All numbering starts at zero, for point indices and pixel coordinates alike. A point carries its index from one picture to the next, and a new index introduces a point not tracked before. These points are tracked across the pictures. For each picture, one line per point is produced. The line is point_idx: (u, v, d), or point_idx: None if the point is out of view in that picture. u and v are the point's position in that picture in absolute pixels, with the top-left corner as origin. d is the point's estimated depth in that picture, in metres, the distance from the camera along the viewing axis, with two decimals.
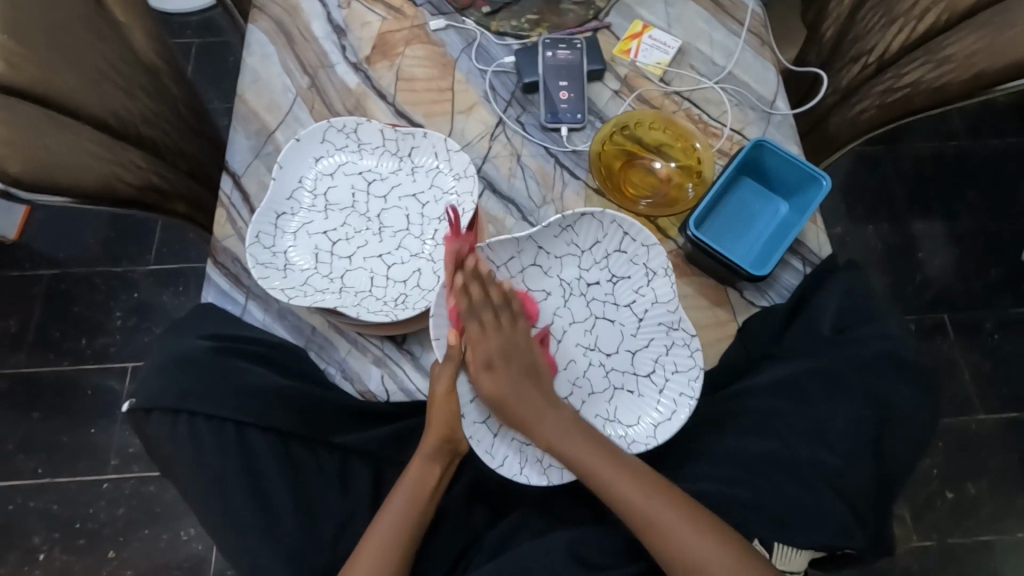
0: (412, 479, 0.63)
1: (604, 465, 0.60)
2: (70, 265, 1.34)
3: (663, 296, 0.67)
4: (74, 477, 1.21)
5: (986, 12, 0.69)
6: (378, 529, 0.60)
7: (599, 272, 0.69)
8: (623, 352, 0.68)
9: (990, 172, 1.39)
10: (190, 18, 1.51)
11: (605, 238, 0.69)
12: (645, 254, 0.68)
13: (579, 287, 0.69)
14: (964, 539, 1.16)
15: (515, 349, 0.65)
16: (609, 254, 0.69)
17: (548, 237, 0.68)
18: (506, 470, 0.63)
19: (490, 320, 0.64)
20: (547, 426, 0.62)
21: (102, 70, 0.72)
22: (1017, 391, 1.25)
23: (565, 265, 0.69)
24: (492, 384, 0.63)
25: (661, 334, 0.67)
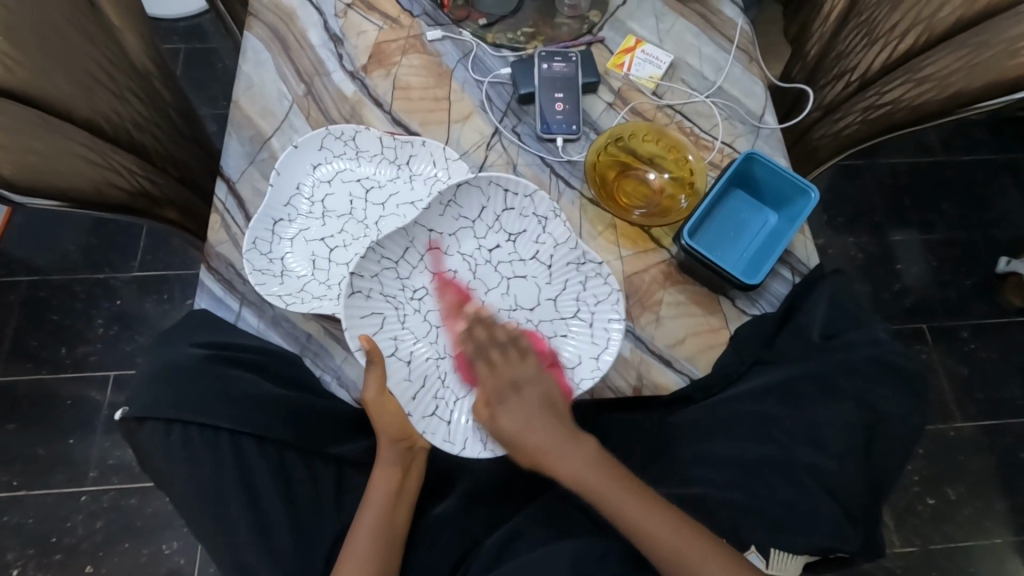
0: (377, 489, 0.62)
1: (624, 496, 0.61)
2: (49, 272, 1.31)
3: (561, 238, 0.69)
4: (51, 490, 1.18)
5: (962, 35, 0.72)
6: (357, 540, 0.60)
7: (496, 235, 0.70)
8: (544, 302, 0.69)
9: (963, 185, 1.44)
10: (179, 24, 1.50)
11: (489, 202, 0.69)
12: (530, 204, 0.69)
13: (482, 256, 0.70)
14: (946, 543, 1.19)
15: (525, 380, 0.66)
16: (500, 216, 0.70)
17: (433, 217, 0.68)
18: (470, 450, 0.63)
19: (497, 357, 0.66)
20: (567, 462, 0.63)
21: (92, 74, 0.72)
22: (993, 397, 1.28)
23: (462, 239, 0.70)
24: (512, 418, 0.64)
25: (574, 272, 0.69)
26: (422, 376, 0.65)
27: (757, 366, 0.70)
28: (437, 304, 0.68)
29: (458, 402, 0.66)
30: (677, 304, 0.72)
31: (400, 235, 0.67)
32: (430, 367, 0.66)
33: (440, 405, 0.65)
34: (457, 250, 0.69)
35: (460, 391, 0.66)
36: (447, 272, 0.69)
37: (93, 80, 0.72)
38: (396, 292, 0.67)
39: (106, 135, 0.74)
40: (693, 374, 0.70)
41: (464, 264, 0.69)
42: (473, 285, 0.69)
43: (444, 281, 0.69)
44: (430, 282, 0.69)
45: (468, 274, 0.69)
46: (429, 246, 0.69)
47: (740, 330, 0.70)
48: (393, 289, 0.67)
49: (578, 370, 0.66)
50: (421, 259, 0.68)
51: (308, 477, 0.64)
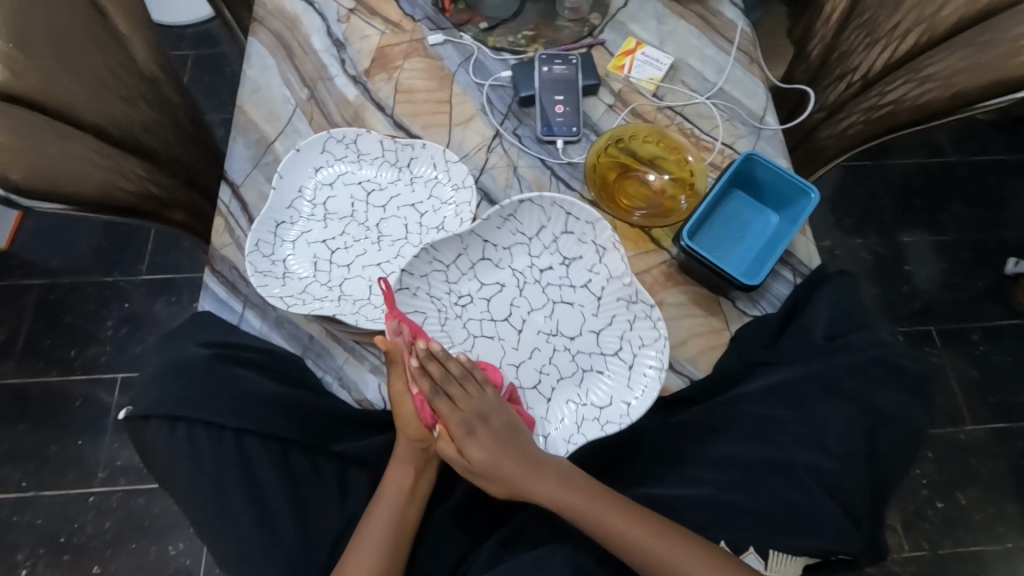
0: (389, 486, 0.63)
1: (610, 514, 0.59)
2: (61, 274, 1.33)
3: (616, 271, 0.69)
4: (61, 490, 1.19)
5: (964, 34, 0.72)
6: (366, 538, 0.60)
7: (550, 257, 0.72)
8: (587, 333, 0.70)
9: (972, 186, 1.43)
10: (188, 30, 1.52)
11: (549, 222, 0.71)
12: (591, 231, 0.70)
13: (532, 274, 0.71)
14: (956, 548, 1.17)
15: (488, 409, 0.63)
16: (557, 237, 0.71)
17: (491, 229, 0.70)
18: None
19: (457, 390, 0.63)
20: (543, 483, 0.60)
21: (101, 80, 0.73)
22: (1004, 399, 1.27)
23: (514, 255, 0.72)
24: (485, 453, 0.62)
25: (622, 308, 0.69)
26: None
27: (758, 367, 0.70)
28: (478, 314, 0.70)
29: None
30: (677, 306, 0.72)
31: (456, 241, 0.69)
32: None
33: None
34: (508, 265, 0.71)
35: None
36: (495, 285, 0.71)
37: (102, 85, 0.73)
38: (441, 295, 0.70)
39: (115, 140, 0.75)
40: (693, 374, 0.69)
41: (512, 279, 0.71)
42: (517, 302, 0.71)
43: (489, 293, 0.71)
44: (476, 291, 0.71)
45: (514, 290, 0.71)
46: (481, 256, 0.71)
47: (742, 332, 0.70)
48: (440, 291, 0.70)
49: (608, 411, 0.66)
50: (470, 267, 0.71)
51: (311, 477, 0.65)
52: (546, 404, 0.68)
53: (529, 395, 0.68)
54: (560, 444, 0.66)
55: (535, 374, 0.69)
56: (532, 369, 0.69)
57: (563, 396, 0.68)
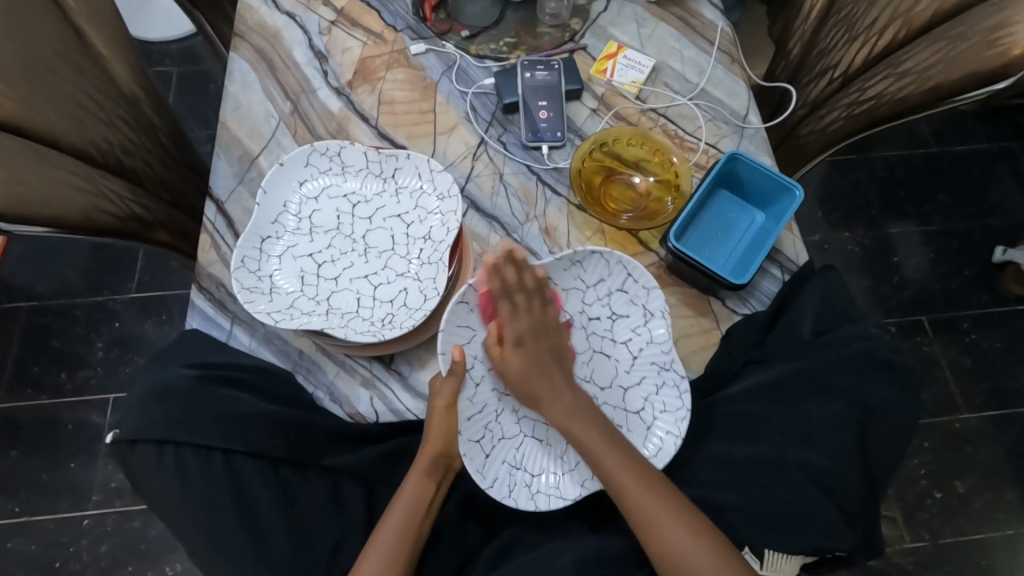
0: (404, 498, 0.63)
1: (610, 460, 0.61)
2: (49, 297, 1.32)
3: (659, 338, 0.68)
4: (54, 516, 1.18)
5: (940, 28, 0.72)
6: (378, 545, 0.60)
7: (601, 309, 0.70)
8: (615, 387, 0.69)
9: (956, 176, 1.44)
10: (170, 47, 1.51)
11: (610, 277, 0.69)
12: (645, 296, 0.68)
13: (581, 320, 0.70)
14: (956, 538, 1.17)
15: (544, 329, 0.67)
16: (611, 292, 0.70)
17: (558, 270, 0.69)
18: (495, 492, 0.63)
19: (522, 301, 0.66)
20: (560, 407, 0.64)
21: (80, 102, 0.73)
22: (997, 387, 1.27)
23: (569, 298, 0.70)
24: (519, 363, 0.64)
25: (653, 373, 0.68)
26: (483, 403, 0.65)
27: (749, 365, 0.70)
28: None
29: (501, 441, 0.65)
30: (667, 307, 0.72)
31: None
32: (490, 399, 0.66)
33: (487, 436, 0.65)
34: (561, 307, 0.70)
35: (508, 432, 0.66)
36: None
37: (80, 107, 0.73)
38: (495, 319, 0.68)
39: (96, 160, 0.75)
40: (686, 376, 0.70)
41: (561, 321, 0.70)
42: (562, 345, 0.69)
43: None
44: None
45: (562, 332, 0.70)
46: None
47: (732, 330, 0.70)
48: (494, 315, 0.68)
49: None
50: None
51: (304, 494, 0.64)
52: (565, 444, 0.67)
53: (551, 433, 0.67)
54: (574, 486, 0.64)
55: None
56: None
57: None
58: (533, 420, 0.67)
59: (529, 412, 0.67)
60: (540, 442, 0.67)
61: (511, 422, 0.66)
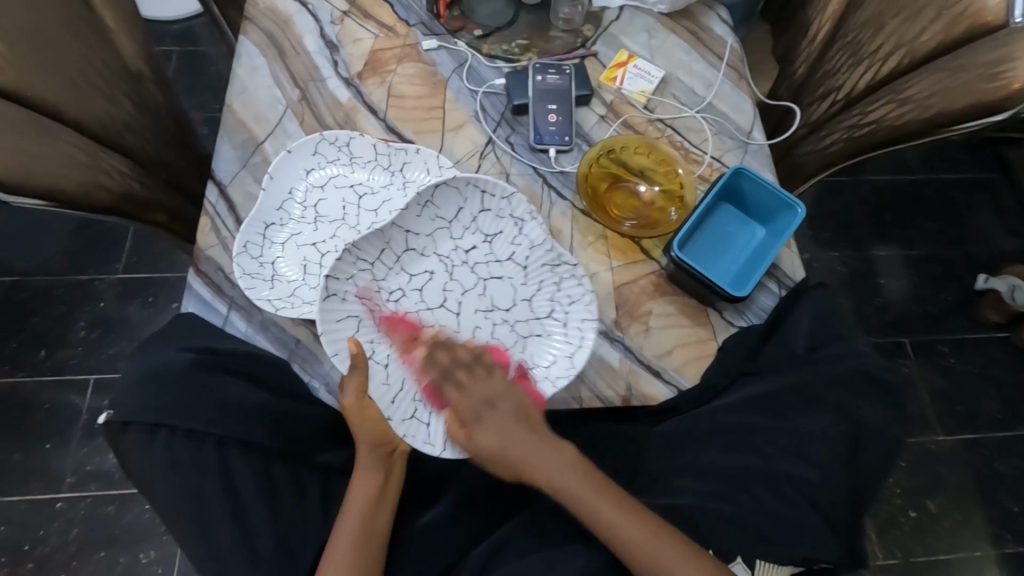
0: (356, 495, 0.62)
1: (613, 512, 0.60)
2: (31, 273, 1.28)
3: (537, 239, 0.70)
4: (24, 497, 1.15)
5: (942, 58, 0.74)
6: (338, 543, 0.59)
7: (472, 237, 0.71)
8: (520, 303, 0.70)
9: (943, 203, 1.48)
10: (172, 26, 1.49)
11: (466, 203, 0.71)
12: (507, 206, 0.70)
13: (458, 257, 0.71)
14: (927, 556, 1.20)
15: (495, 395, 0.66)
16: (475, 217, 0.71)
17: (411, 219, 0.69)
18: (450, 451, 0.64)
19: (465, 377, 0.66)
20: (551, 469, 0.63)
21: (84, 75, 0.71)
22: (972, 411, 1.31)
23: (437, 240, 0.71)
24: (491, 436, 0.64)
25: (548, 273, 0.70)
26: (400, 377, 0.66)
27: (743, 377, 0.71)
28: (414, 306, 0.69)
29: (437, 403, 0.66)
30: (665, 315, 0.73)
31: (377, 237, 0.68)
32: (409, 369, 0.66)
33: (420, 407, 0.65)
34: (433, 251, 0.71)
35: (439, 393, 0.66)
36: (424, 273, 0.70)
37: (84, 80, 0.71)
38: (373, 294, 0.68)
39: (96, 135, 0.73)
40: (681, 383, 0.70)
41: (440, 265, 0.71)
42: (450, 287, 0.70)
43: (420, 283, 0.70)
44: (407, 284, 0.70)
45: (445, 275, 0.71)
46: (405, 248, 0.70)
47: (728, 343, 0.71)
48: (370, 291, 0.68)
49: (554, 368, 0.67)
50: (396, 262, 0.70)
51: (295, 484, 0.64)
52: None
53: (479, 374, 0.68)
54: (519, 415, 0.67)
55: (481, 352, 0.69)
56: (479, 348, 0.69)
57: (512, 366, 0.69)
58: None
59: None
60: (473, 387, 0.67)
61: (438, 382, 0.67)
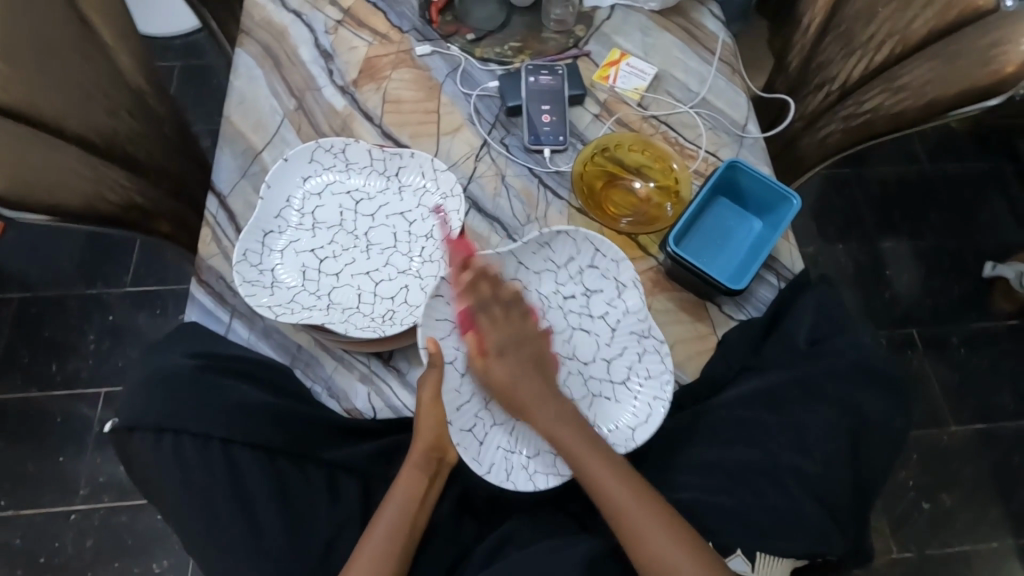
0: (400, 490, 0.63)
1: (612, 481, 0.60)
2: (42, 287, 1.31)
3: (634, 307, 0.69)
4: (39, 509, 1.16)
5: (935, 45, 0.74)
6: (373, 534, 0.60)
7: (574, 286, 0.71)
8: (599, 360, 0.69)
9: (948, 193, 1.46)
10: (174, 41, 1.52)
11: (578, 255, 0.70)
12: (615, 268, 0.70)
13: (556, 301, 0.70)
14: (942, 549, 1.19)
15: (524, 338, 0.67)
16: (583, 269, 0.71)
17: (526, 253, 0.70)
18: (493, 477, 0.62)
19: (500, 313, 0.67)
20: (551, 422, 0.63)
21: (85, 91, 0.73)
22: (983, 402, 1.29)
23: (542, 280, 0.71)
24: (505, 371, 0.64)
25: (633, 342, 0.69)
26: (470, 392, 0.65)
27: (744, 372, 0.70)
28: None
29: (493, 428, 0.65)
30: (665, 311, 0.73)
31: (491, 259, 0.68)
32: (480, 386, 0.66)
33: (478, 423, 0.64)
34: (536, 289, 0.70)
35: (499, 417, 0.66)
36: None
37: (85, 96, 0.73)
38: None
39: (98, 149, 0.74)
40: (681, 379, 0.70)
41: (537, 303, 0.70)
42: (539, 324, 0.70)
43: None
44: None
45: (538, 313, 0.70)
46: (512, 276, 0.70)
47: (728, 336, 0.71)
48: None
49: (614, 435, 0.66)
50: None
51: (303, 483, 0.64)
52: None
53: None
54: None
55: None
56: None
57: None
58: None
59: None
60: None
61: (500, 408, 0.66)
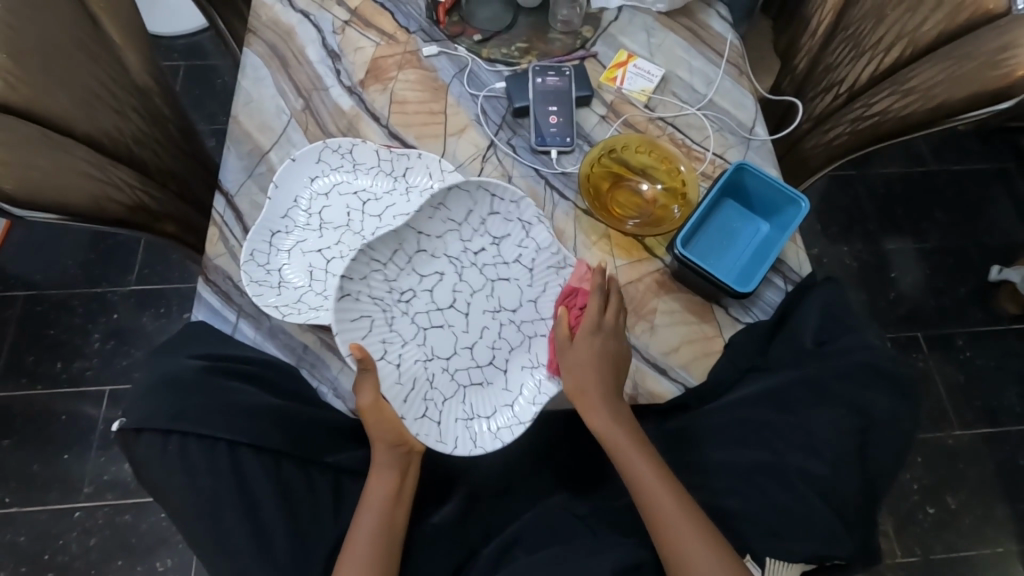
0: (372, 492, 0.62)
1: (653, 477, 0.61)
2: (47, 287, 1.31)
3: (544, 243, 0.70)
4: (45, 507, 1.17)
5: (946, 47, 0.74)
6: (355, 536, 0.60)
7: (481, 238, 0.71)
8: (526, 304, 0.71)
9: (954, 194, 1.46)
10: (178, 41, 1.52)
11: (476, 206, 0.70)
12: (516, 209, 0.70)
13: (468, 258, 0.71)
14: (947, 553, 1.18)
15: (618, 336, 0.67)
16: (484, 220, 0.70)
17: (424, 220, 0.68)
18: (462, 449, 0.64)
19: (614, 302, 0.67)
20: (603, 418, 0.64)
21: (93, 91, 0.73)
22: (989, 404, 1.29)
23: (447, 242, 0.70)
24: (586, 351, 0.65)
25: (552, 275, 0.71)
26: (411, 378, 0.66)
27: (750, 374, 0.71)
28: (425, 306, 0.69)
29: (445, 403, 0.67)
30: (672, 313, 0.73)
31: (391, 238, 0.67)
32: (418, 370, 0.67)
33: (430, 407, 0.66)
34: (444, 253, 0.70)
35: (447, 392, 0.67)
36: (434, 273, 0.70)
37: (93, 96, 0.73)
38: (384, 295, 0.67)
39: (105, 149, 0.74)
40: (688, 381, 0.70)
41: (450, 266, 0.70)
42: (460, 288, 0.70)
43: (431, 284, 0.69)
44: (418, 285, 0.69)
45: (455, 276, 0.70)
46: (417, 248, 0.69)
47: (734, 339, 0.71)
48: (382, 291, 0.67)
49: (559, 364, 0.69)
50: (408, 262, 0.69)
51: (307, 485, 0.64)
52: (504, 376, 0.69)
53: (485, 373, 0.69)
54: (527, 409, 0.67)
55: (489, 351, 0.69)
56: (485, 348, 0.69)
57: (518, 364, 0.70)
58: (463, 371, 0.69)
59: (458, 366, 0.68)
60: (479, 386, 0.68)
61: (446, 381, 0.68)
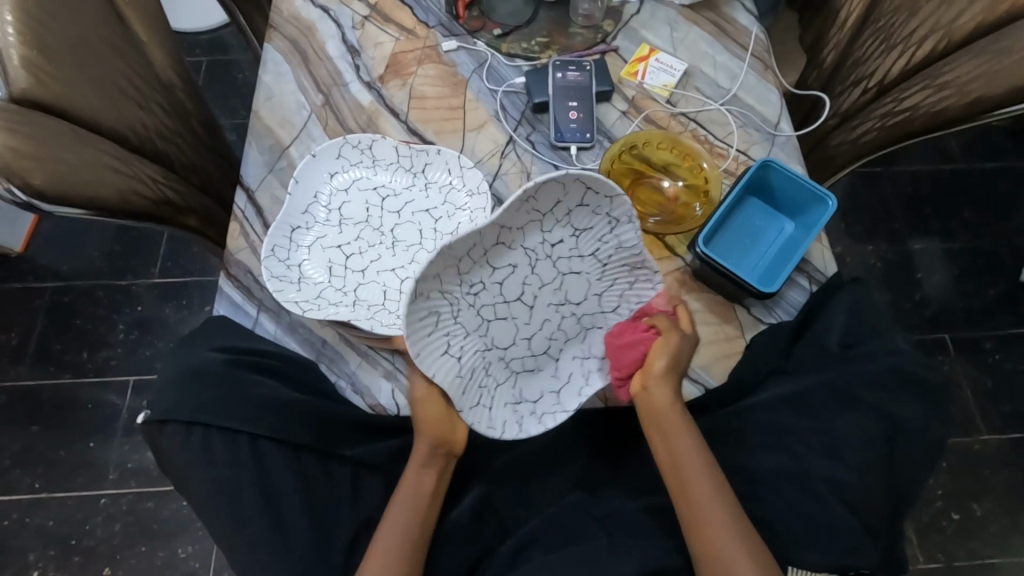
0: (407, 486, 0.63)
1: (694, 461, 0.60)
2: (73, 279, 1.34)
3: (626, 242, 0.65)
4: (71, 493, 1.20)
5: (982, 41, 0.72)
6: (385, 536, 0.60)
7: (562, 231, 0.65)
8: (590, 298, 0.68)
9: (986, 192, 1.41)
10: (200, 36, 1.53)
11: (565, 198, 0.63)
12: (607, 205, 0.63)
13: (544, 251, 0.66)
14: (971, 560, 1.15)
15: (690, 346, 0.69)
16: (570, 211, 0.65)
17: (510, 216, 0.62)
18: (509, 434, 0.66)
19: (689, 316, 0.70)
20: (665, 394, 0.64)
21: (119, 86, 0.74)
22: (1019, 410, 1.25)
23: (527, 233, 0.65)
24: (685, 351, 0.66)
25: (623, 273, 0.67)
26: (470, 369, 0.65)
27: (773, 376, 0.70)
28: (492, 299, 0.66)
29: (497, 389, 0.67)
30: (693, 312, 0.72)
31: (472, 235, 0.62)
32: (477, 359, 0.66)
33: (484, 395, 0.66)
34: (521, 245, 0.65)
35: (500, 378, 0.68)
36: (508, 267, 0.65)
37: (119, 92, 0.74)
38: (455, 288, 0.64)
39: (130, 143, 0.75)
40: (707, 384, 0.70)
41: (524, 259, 0.65)
42: (530, 281, 0.66)
43: (502, 277, 0.65)
44: (489, 277, 0.65)
45: (527, 269, 0.66)
46: (495, 241, 0.64)
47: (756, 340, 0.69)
48: (452, 285, 0.64)
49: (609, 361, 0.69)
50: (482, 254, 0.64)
51: (325, 478, 0.65)
52: (555, 364, 0.70)
53: (539, 360, 0.69)
54: (572, 399, 0.67)
55: (546, 341, 0.68)
56: (543, 338, 0.68)
57: (570, 353, 0.70)
58: (518, 359, 0.68)
59: (514, 355, 0.68)
60: (530, 372, 0.69)
61: (500, 368, 0.68)
